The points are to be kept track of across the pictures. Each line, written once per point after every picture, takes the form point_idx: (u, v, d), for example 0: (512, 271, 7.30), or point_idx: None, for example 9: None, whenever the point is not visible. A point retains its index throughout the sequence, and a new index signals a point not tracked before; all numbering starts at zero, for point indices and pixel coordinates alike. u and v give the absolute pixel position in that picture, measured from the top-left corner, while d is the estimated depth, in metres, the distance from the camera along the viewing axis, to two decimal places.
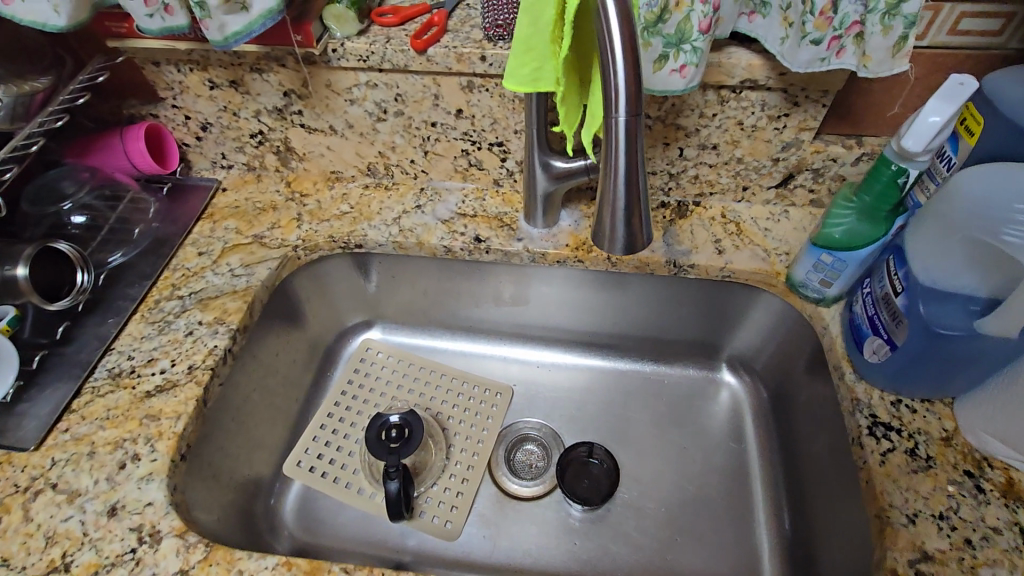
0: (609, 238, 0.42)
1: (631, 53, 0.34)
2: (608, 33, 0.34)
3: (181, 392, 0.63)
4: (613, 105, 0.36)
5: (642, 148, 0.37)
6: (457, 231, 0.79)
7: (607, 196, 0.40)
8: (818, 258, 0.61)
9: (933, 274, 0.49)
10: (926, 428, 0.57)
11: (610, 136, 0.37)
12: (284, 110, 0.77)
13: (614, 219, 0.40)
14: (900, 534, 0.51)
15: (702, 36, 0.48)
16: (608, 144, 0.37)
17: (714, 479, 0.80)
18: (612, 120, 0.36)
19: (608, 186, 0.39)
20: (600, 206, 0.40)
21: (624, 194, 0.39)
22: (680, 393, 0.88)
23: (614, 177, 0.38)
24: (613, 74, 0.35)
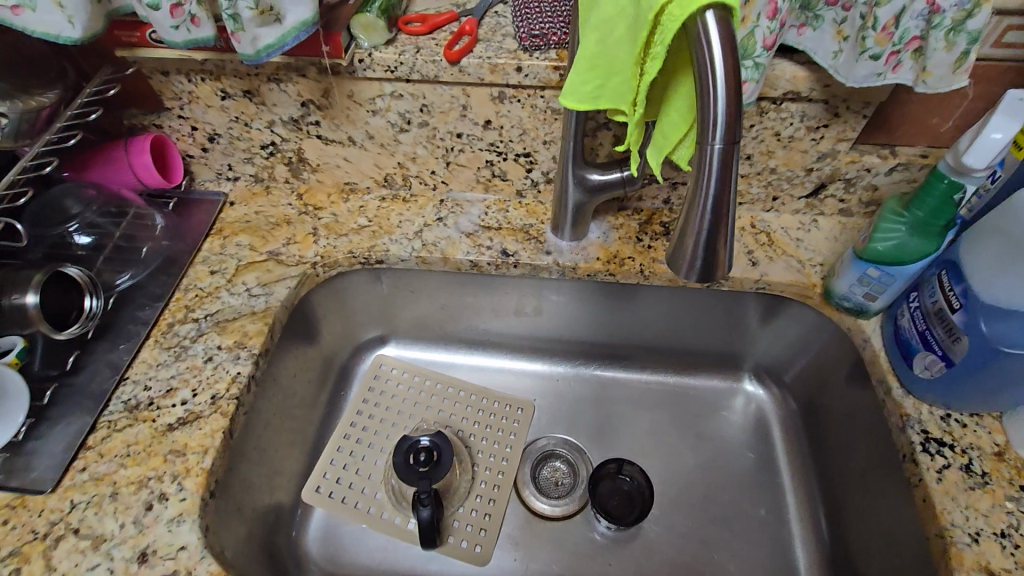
0: (687, 264, 0.42)
1: (733, 82, 0.35)
2: (710, 63, 0.35)
3: (206, 424, 0.60)
4: (709, 133, 0.36)
5: (734, 177, 0.37)
6: (482, 244, 0.76)
7: (692, 220, 0.40)
8: (864, 272, 0.61)
9: (996, 294, 0.50)
10: (978, 443, 0.57)
11: (702, 163, 0.37)
12: (301, 121, 0.73)
13: (696, 245, 0.41)
14: (964, 554, 0.51)
15: (766, 51, 0.49)
16: (699, 170, 0.38)
17: (747, 491, 0.78)
18: (707, 147, 0.37)
19: (692, 212, 0.40)
20: (683, 231, 0.41)
21: (711, 219, 0.39)
22: (707, 405, 0.86)
23: (702, 204, 0.38)
24: (712, 103, 0.35)
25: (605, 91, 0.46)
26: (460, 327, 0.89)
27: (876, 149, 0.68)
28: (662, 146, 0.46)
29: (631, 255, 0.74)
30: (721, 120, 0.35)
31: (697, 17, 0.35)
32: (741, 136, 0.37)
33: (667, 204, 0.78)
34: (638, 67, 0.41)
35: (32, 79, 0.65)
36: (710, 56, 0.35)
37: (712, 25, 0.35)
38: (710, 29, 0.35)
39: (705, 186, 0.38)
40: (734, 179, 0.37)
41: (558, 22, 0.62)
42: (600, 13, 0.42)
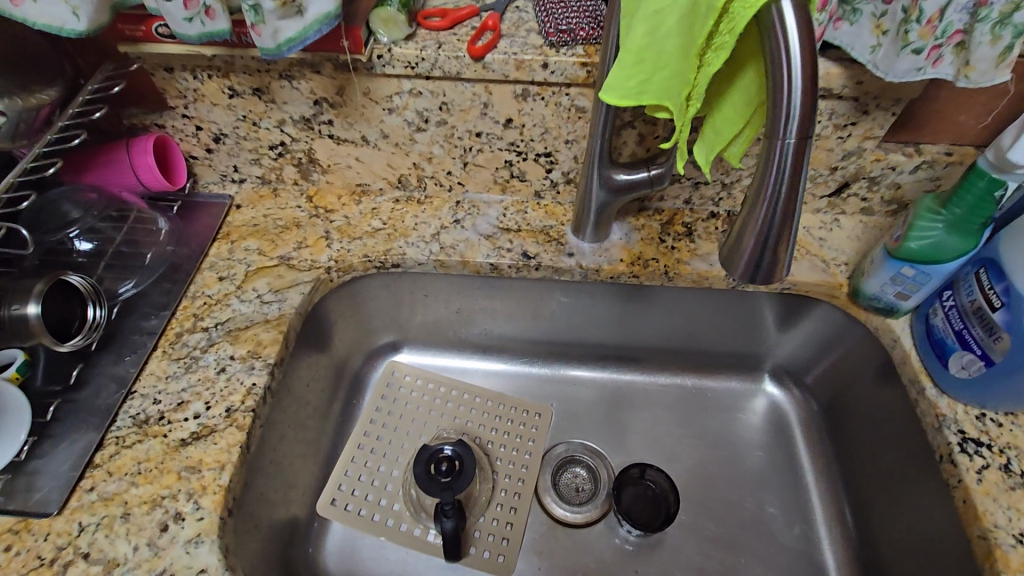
0: (744, 265, 0.41)
1: (809, 74, 0.34)
2: (787, 55, 0.34)
3: (222, 438, 0.57)
4: (781, 128, 0.35)
5: (804, 175, 0.36)
6: (502, 247, 0.74)
7: (754, 219, 0.39)
8: (898, 270, 0.60)
9: None
10: (1015, 442, 0.57)
11: (770, 159, 0.36)
12: (312, 120, 0.70)
13: (756, 245, 0.40)
14: (1010, 556, 0.51)
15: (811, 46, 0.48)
16: (766, 167, 0.37)
17: (772, 494, 0.77)
18: (777, 142, 0.35)
19: (755, 211, 0.39)
20: (743, 231, 0.40)
21: (776, 218, 0.38)
22: (728, 407, 0.84)
23: (767, 202, 0.37)
24: (786, 96, 0.34)
25: (649, 89, 0.43)
26: (474, 332, 0.86)
27: (902, 147, 0.67)
28: (715, 144, 0.46)
29: (655, 256, 0.73)
30: (794, 115, 0.34)
31: (773, 5, 0.34)
32: (814, 131, 0.35)
33: (687, 204, 0.77)
34: (697, 59, 0.40)
35: (32, 76, 0.61)
36: (786, 46, 0.34)
37: (789, 14, 0.34)
38: (788, 18, 0.33)
39: (772, 184, 0.37)
40: (803, 177, 0.36)
41: (585, 18, 0.61)
42: (650, 3, 0.40)
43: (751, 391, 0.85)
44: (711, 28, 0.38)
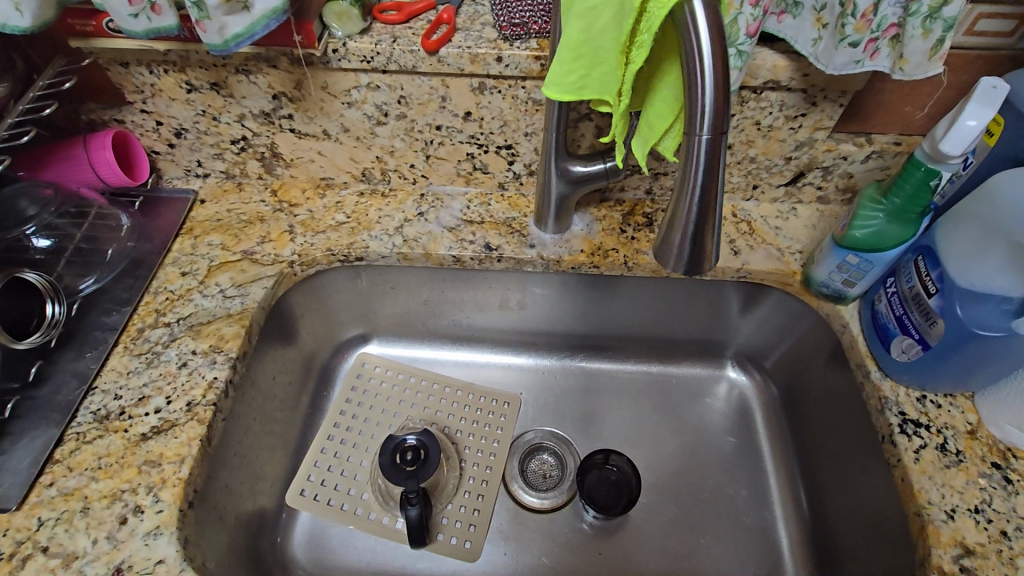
0: (675, 256, 0.45)
1: (720, 75, 0.37)
2: (699, 55, 0.37)
3: (182, 432, 0.57)
4: (697, 125, 0.38)
5: (721, 169, 0.39)
6: (465, 239, 0.74)
7: (680, 211, 0.42)
8: (843, 259, 0.62)
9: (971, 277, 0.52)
10: (952, 423, 0.59)
11: (690, 154, 0.39)
12: (272, 114, 0.70)
13: (683, 236, 0.43)
14: (941, 531, 0.52)
15: (748, 40, 0.49)
16: (687, 162, 0.40)
17: (732, 476, 0.79)
18: (695, 138, 0.39)
19: (681, 203, 0.42)
20: (672, 222, 0.43)
21: (698, 210, 0.42)
22: (692, 393, 0.86)
23: (689, 195, 0.41)
24: (700, 96, 0.37)
25: (590, 83, 0.45)
26: (444, 323, 0.87)
27: (852, 137, 0.69)
28: (649, 137, 0.48)
29: (615, 246, 0.74)
30: (707, 113, 0.38)
31: (685, 7, 0.36)
32: (727, 127, 0.39)
33: (648, 194, 0.78)
34: (624, 56, 0.43)
35: None
36: (699, 47, 0.37)
37: (700, 17, 0.36)
38: (699, 21, 0.36)
39: (692, 177, 0.40)
40: (721, 171, 0.40)
41: (537, 11, 0.61)
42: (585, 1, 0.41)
43: (715, 376, 0.87)
44: (633, 26, 0.40)
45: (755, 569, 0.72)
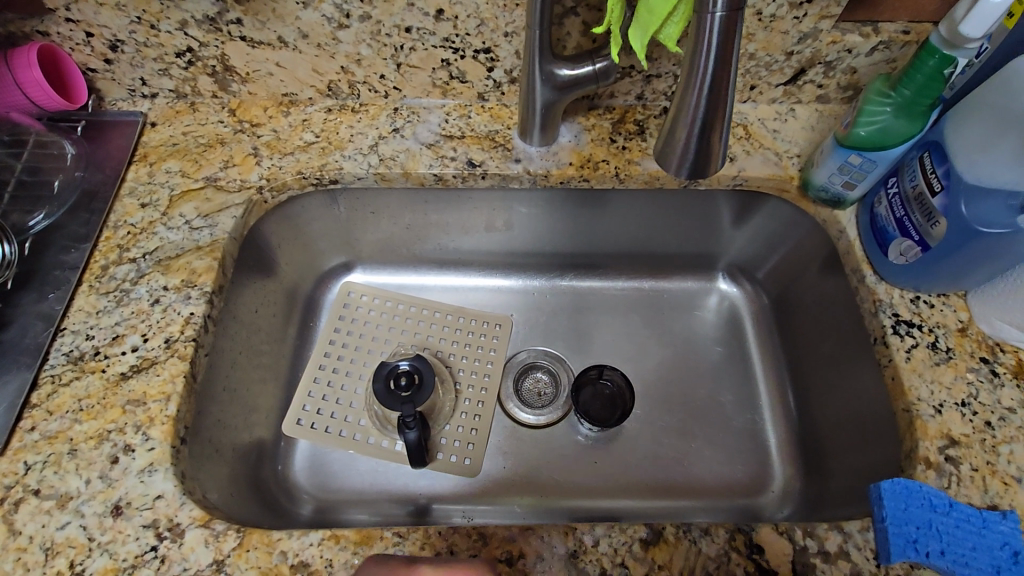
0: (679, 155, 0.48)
1: None
2: None
3: (164, 370, 0.55)
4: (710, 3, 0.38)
5: (734, 54, 0.40)
6: (445, 155, 0.69)
7: (688, 106, 0.44)
8: (845, 159, 0.59)
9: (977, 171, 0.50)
10: (943, 322, 0.59)
11: (700, 41, 0.40)
12: (218, 19, 0.62)
13: (689, 135, 0.46)
14: (928, 424, 0.54)
15: None
16: (696, 46, 0.40)
17: (721, 383, 0.80)
18: (707, 15, 0.39)
19: (687, 98, 0.44)
20: (678, 119, 0.45)
21: (705, 105, 0.43)
22: (684, 307, 0.86)
23: (697, 90, 0.42)
24: None
25: None
26: (429, 248, 0.84)
27: (859, 27, 0.64)
28: (649, 25, 0.43)
29: (605, 157, 0.70)
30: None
31: None
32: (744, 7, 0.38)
33: (640, 99, 0.73)
34: None
35: None
36: None
37: None
38: None
39: (701, 63, 0.41)
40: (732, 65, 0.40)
41: None
42: None
43: (706, 289, 0.87)
44: None
45: (745, 468, 0.75)
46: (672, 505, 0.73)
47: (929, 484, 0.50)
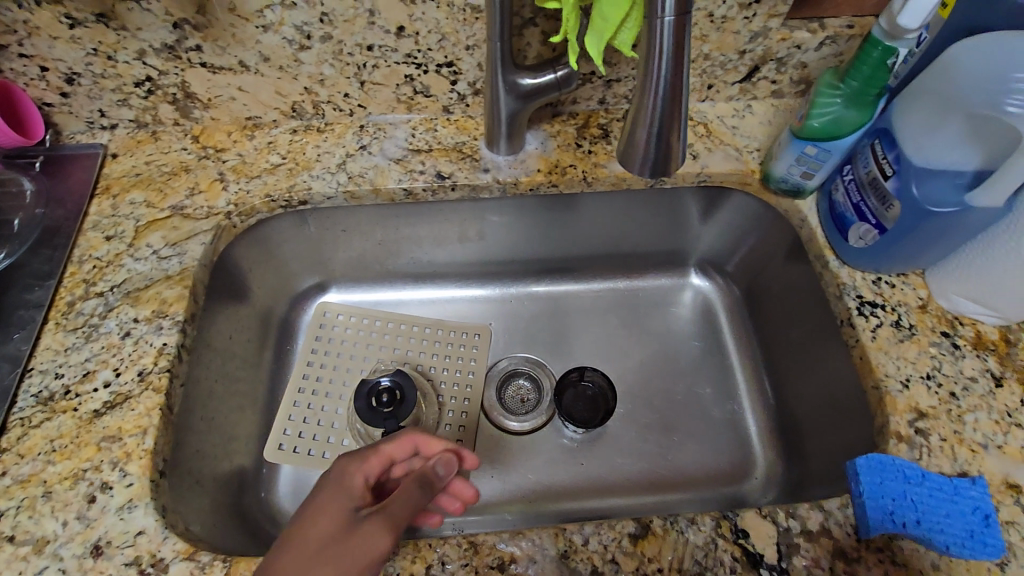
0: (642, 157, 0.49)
1: None
2: None
3: (139, 403, 0.54)
4: (659, 8, 0.39)
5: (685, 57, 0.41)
6: (414, 169, 0.70)
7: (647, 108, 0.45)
8: (802, 150, 0.61)
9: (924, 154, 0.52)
10: (904, 300, 0.61)
11: (654, 43, 0.41)
12: (176, 47, 0.62)
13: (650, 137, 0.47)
14: (897, 399, 0.56)
15: None
16: (650, 49, 0.42)
17: (699, 376, 0.82)
18: (658, 21, 0.40)
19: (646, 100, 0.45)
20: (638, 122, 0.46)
21: (664, 106, 0.44)
22: (659, 305, 0.88)
23: (655, 92, 0.43)
24: None
25: None
26: (404, 262, 0.84)
27: (806, 24, 0.67)
28: (603, 31, 0.44)
29: (572, 162, 0.71)
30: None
31: None
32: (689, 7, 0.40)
33: (602, 104, 0.75)
34: None
35: None
36: None
37: None
38: None
39: (657, 67, 0.42)
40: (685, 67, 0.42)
41: None
42: None
43: (680, 286, 0.88)
44: None
45: (728, 457, 0.76)
46: (659, 499, 0.74)
47: (902, 457, 0.52)
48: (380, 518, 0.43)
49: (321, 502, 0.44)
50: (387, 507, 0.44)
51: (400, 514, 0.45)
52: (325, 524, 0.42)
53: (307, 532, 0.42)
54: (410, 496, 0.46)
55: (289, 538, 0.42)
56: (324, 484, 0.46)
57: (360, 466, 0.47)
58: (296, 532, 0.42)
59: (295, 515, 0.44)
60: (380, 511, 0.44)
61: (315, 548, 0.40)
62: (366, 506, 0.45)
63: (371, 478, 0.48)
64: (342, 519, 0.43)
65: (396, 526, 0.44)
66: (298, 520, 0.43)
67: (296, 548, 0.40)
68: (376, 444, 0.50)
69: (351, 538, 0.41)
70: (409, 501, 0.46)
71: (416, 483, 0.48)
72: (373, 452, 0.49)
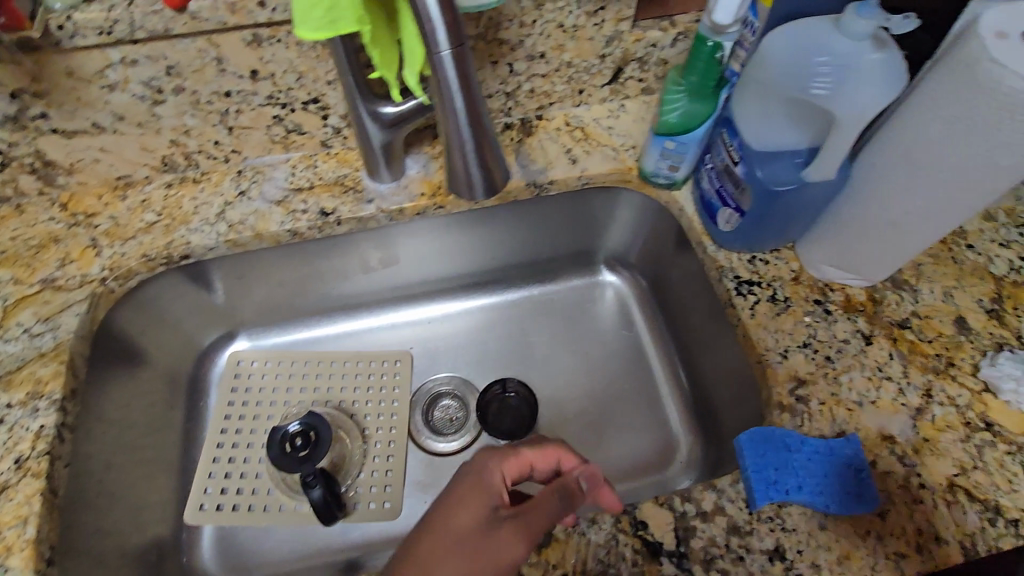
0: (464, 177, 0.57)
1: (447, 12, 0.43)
2: None
3: (17, 492, 0.52)
4: (436, 44, 0.45)
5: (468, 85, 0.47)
6: (296, 209, 0.69)
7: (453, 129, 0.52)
8: (663, 146, 0.64)
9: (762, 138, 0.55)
10: (778, 274, 0.64)
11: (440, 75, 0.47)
12: (21, 117, 0.60)
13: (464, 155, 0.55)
14: (778, 371, 0.58)
15: None
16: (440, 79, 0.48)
17: (618, 372, 0.83)
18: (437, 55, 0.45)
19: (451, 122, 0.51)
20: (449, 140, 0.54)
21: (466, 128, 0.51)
22: (574, 306, 0.89)
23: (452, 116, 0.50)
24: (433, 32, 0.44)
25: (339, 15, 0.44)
26: (312, 300, 0.84)
27: (657, 23, 0.69)
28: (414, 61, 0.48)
29: None
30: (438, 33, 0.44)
31: None
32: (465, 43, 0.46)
33: None
34: None
35: None
36: None
37: None
38: None
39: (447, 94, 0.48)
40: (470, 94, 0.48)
41: None
42: None
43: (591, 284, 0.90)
44: None
45: (653, 447, 0.78)
46: None
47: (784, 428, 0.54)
48: (508, 526, 0.47)
49: (467, 497, 0.49)
50: (525, 514, 0.48)
51: (537, 523, 0.48)
52: (456, 529, 0.47)
53: (432, 532, 0.47)
54: (552, 506, 0.49)
55: (428, 532, 0.47)
56: (468, 470, 0.51)
57: (497, 465, 0.51)
58: (428, 526, 0.48)
59: (438, 504, 0.49)
60: (516, 516, 0.48)
61: (453, 550, 0.45)
62: (503, 506, 0.49)
63: (506, 478, 0.51)
64: (482, 515, 0.48)
65: (531, 535, 0.47)
66: (454, 509, 0.48)
67: (428, 544, 0.47)
68: (516, 444, 0.53)
69: (485, 539, 0.46)
70: (552, 511, 0.48)
71: (555, 493, 0.50)
72: (512, 451, 0.53)
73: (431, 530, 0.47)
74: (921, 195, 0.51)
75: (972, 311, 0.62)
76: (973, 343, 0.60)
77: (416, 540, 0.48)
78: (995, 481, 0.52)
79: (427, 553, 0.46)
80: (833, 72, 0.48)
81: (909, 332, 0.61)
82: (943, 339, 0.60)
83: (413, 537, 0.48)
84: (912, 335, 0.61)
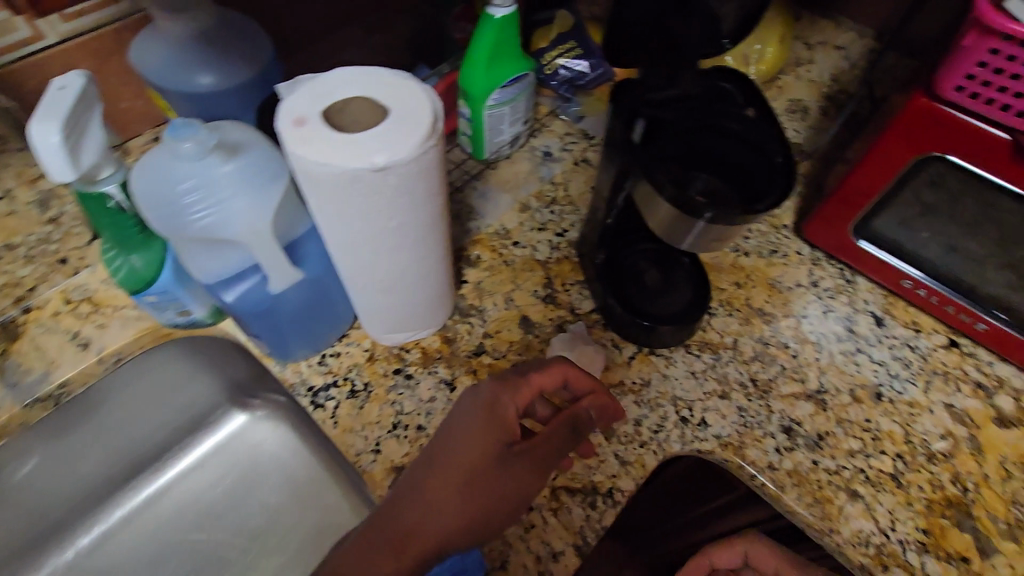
0: None
1: None
2: None
3: None
4: None
5: None
6: None
7: None
8: (147, 302, 0.54)
9: (206, 277, 0.47)
10: (353, 362, 0.60)
11: None
12: None
13: None
14: (375, 471, 0.54)
15: None
16: None
17: (292, 531, 0.65)
18: None
19: None
20: None
21: None
22: (214, 477, 0.68)
23: None
24: None
25: None
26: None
27: None
28: None
29: None
30: None
31: None
32: None
33: None
34: None
35: None
36: None
37: None
38: None
39: None
40: None
41: None
42: None
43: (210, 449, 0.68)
44: None
45: None
46: None
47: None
48: (525, 463, 0.47)
49: (473, 430, 0.47)
50: (536, 448, 0.48)
51: (552, 455, 0.49)
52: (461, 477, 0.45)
53: (458, 482, 0.45)
54: (564, 437, 0.49)
55: (436, 482, 0.46)
56: (476, 405, 0.48)
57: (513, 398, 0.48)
58: (443, 468, 0.46)
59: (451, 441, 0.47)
60: (530, 454, 0.47)
61: (466, 501, 0.45)
62: (517, 440, 0.48)
63: (517, 411, 0.49)
64: (494, 453, 0.46)
65: (541, 469, 0.48)
66: (474, 462, 0.46)
67: (453, 482, 0.45)
68: (523, 374, 0.50)
69: (484, 492, 0.45)
70: (562, 443, 0.49)
71: (567, 424, 0.49)
72: (523, 381, 0.50)
73: (456, 478, 0.45)
74: (375, 269, 0.48)
75: (530, 306, 0.66)
76: (539, 337, 0.64)
77: (428, 476, 0.46)
78: (587, 462, 0.56)
79: (426, 502, 0.45)
80: (201, 198, 0.41)
81: (485, 356, 0.62)
82: (514, 347, 0.63)
83: (435, 468, 0.47)
84: (488, 358, 0.62)
